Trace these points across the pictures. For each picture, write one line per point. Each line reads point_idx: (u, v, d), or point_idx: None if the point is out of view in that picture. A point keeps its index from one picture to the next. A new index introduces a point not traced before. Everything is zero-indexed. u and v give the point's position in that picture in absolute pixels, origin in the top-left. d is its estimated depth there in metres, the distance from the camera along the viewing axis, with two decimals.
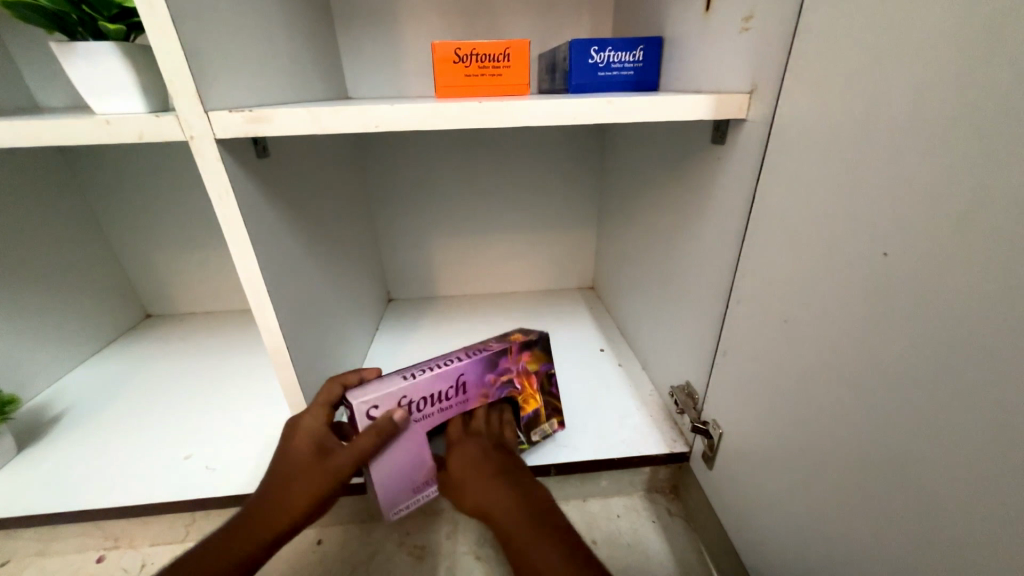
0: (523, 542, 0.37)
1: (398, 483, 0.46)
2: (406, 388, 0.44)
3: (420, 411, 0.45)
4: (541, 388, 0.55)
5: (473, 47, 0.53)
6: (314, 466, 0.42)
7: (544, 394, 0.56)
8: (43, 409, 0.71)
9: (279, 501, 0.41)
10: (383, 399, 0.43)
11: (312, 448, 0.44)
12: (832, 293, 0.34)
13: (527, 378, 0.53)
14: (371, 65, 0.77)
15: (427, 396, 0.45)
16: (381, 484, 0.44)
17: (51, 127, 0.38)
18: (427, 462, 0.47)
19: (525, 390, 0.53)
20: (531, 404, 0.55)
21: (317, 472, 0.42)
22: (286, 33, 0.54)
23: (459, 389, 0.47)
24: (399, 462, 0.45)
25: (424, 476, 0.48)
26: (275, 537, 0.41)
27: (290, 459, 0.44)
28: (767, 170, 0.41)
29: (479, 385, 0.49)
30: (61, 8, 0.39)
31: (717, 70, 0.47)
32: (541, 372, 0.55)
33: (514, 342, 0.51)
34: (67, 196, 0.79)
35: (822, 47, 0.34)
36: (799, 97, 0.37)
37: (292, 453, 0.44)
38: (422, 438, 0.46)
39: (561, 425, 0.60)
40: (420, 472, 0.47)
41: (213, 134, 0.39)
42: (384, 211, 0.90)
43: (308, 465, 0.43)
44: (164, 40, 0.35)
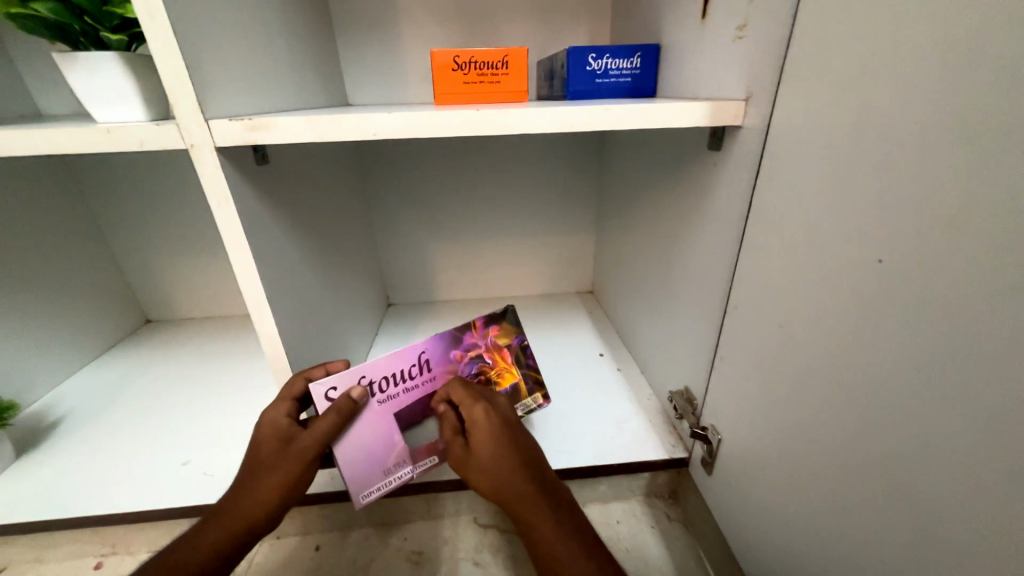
0: (545, 534, 0.37)
1: (366, 465, 0.46)
2: (365, 368, 0.46)
3: (383, 391, 0.48)
4: (515, 362, 0.57)
5: (472, 54, 0.53)
6: (278, 458, 0.42)
7: (521, 366, 0.57)
8: (42, 414, 0.72)
9: (246, 496, 0.41)
10: (345, 380, 0.46)
11: (276, 440, 0.43)
12: (828, 298, 0.34)
13: (497, 352, 0.56)
14: (371, 71, 0.77)
15: (389, 376, 0.48)
16: (348, 467, 0.45)
17: (53, 136, 0.38)
18: (397, 443, 0.48)
19: (497, 365, 0.56)
20: (507, 378, 0.56)
21: (282, 462, 0.42)
22: (286, 41, 0.55)
23: (423, 367, 0.50)
24: (366, 441, 0.46)
25: (393, 458, 0.48)
26: (247, 527, 0.41)
27: (254, 454, 0.43)
28: (762, 178, 0.42)
29: (443, 361, 0.52)
30: (63, 20, 0.40)
31: (713, 77, 0.48)
32: (513, 346, 0.57)
33: (478, 319, 0.55)
34: (68, 202, 0.79)
35: (816, 56, 0.34)
36: (794, 104, 0.37)
37: (255, 447, 0.43)
38: (388, 416, 0.48)
39: (548, 399, 0.58)
40: (390, 453, 0.48)
41: (213, 142, 0.39)
42: (383, 216, 0.90)
43: (273, 457, 0.42)
44: (164, 49, 0.35)
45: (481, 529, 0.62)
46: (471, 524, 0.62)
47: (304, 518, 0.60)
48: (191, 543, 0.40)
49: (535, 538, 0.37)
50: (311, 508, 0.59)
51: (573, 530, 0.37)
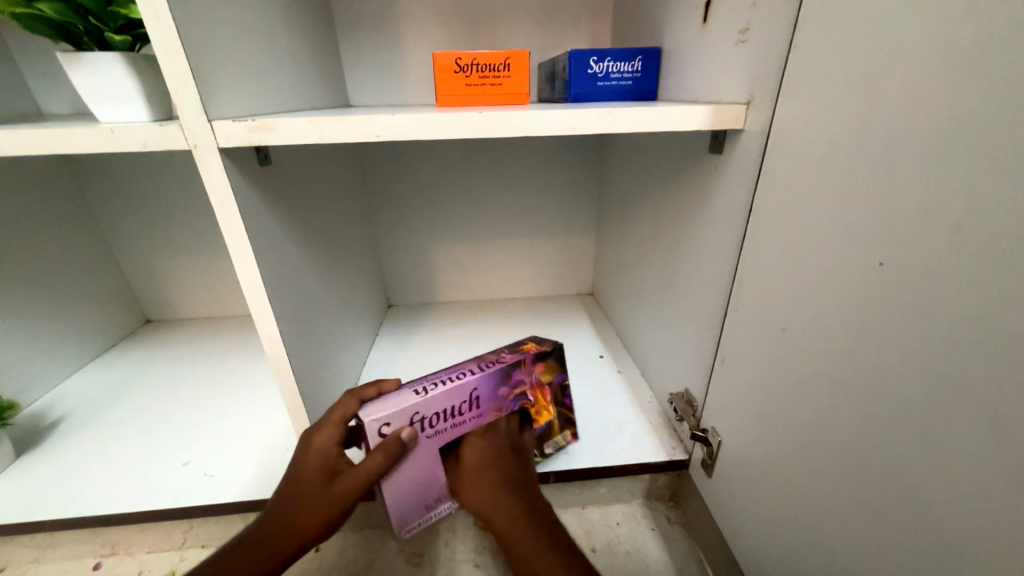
0: (524, 548, 0.39)
1: (410, 502, 0.45)
2: (418, 404, 0.41)
3: (432, 426, 0.43)
4: (553, 400, 0.54)
5: (474, 57, 0.54)
6: (322, 493, 0.41)
7: (557, 405, 0.55)
8: (42, 414, 0.71)
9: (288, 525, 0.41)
10: (394, 418, 0.41)
11: (321, 471, 0.42)
12: (829, 301, 0.35)
13: (540, 390, 0.51)
14: (372, 73, 0.77)
15: (440, 413, 0.43)
16: (394, 501, 0.44)
17: (55, 135, 0.38)
18: (441, 480, 0.46)
19: (538, 402, 0.51)
20: (543, 416, 0.53)
21: (327, 499, 0.41)
22: (289, 43, 0.55)
23: (473, 404, 0.45)
24: (410, 479, 0.44)
25: (436, 495, 0.47)
26: (282, 557, 0.41)
27: (299, 481, 0.42)
28: (763, 181, 0.42)
29: (492, 398, 0.46)
30: (67, 20, 0.40)
31: (714, 80, 0.48)
32: (554, 384, 0.53)
33: (527, 354, 0.49)
34: (69, 201, 0.79)
35: (817, 60, 0.35)
36: (795, 108, 0.37)
37: (301, 474, 0.43)
38: (433, 456, 0.44)
39: (575, 437, 0.60)
40: (434, 490, 0.46)
41: (216, 143, 0.39)
42: (384, 217, 0.90)
43: (318, 489, 0.41)
44: (169, 50, 0.35)
45: (482, 531, 0.62)
46: (472, 526, 0.62)
47: None
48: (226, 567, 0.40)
49: (515, 555, 0.39)
50: None
51: (551, 544, 0.38)
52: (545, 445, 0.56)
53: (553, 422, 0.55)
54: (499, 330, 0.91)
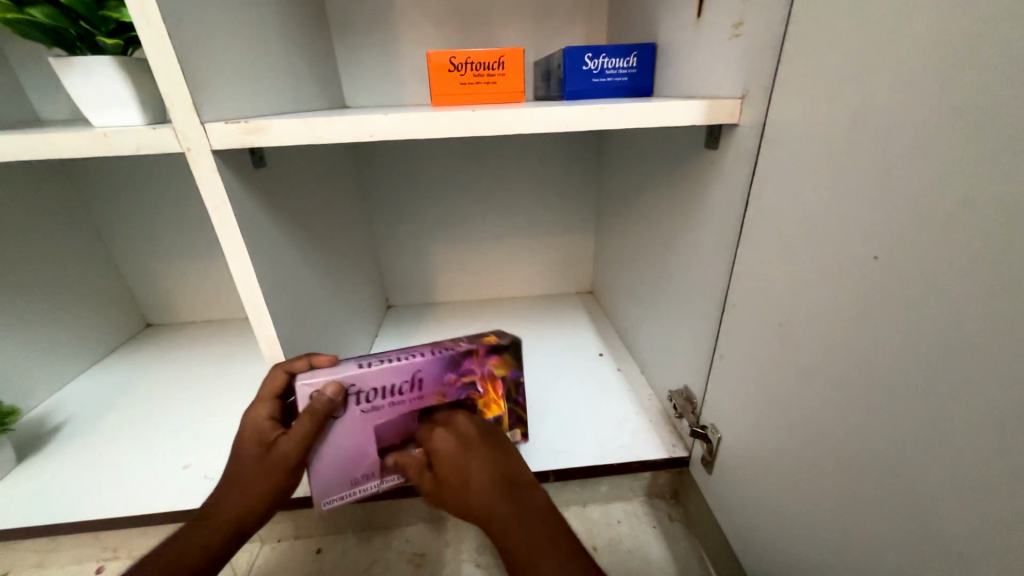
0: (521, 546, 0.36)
1: (336, 474, 0.46)
2: (354, 375, 0.44)
3: (369, 401, 0.45)
4: (506, 394, 0.51)
5: (468, 55, 0.53)
6: (264, 463, 0.43)
7: (510, 401, 0.52)
8: (43, 419, 0.72)
9: (241, 494, 0.43)
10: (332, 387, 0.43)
11: (259, 444, 0.44)
12: (827, 295, 0.34)
13: (492, 382, 0.49)
14: (368, 73, 0.77)
15: (378, 388, 0.45)
16: (321, 468, 0.45)
17: (50, 140, 0.38)
18: (369, 455, 0.47)
19: (487, 396, 0.49)
20: (493, 411, 0.51)
21: (269, 466, 0.43)
22: (283, 44, 0.55)
23: (413, 384, 0.46)
24: (342, 447, 0.45)
25: (364, 470, 0.47)
26: (238, 523, 0.43)
27: (241, 454, 0.44)
28: (759, 176, 0.42)
29: (435, 383, 0.46)
30: (59, 24, 0.40)
31: (709, 75, 0.48)
32: (509, 378, 0.50)
33: (483, 344, 0.47)
34: (67, 206, 0.79)
35: (810, 53, 0.34)
36: (790, 101, 0.37)
37: (242, 448, 0.45)
38: (368, 428, 0.45)
39: (525, 435, 0.56)
40: (361, 465, 0.47)
41: (209, 146, 0.39)
42: (382, 218, 0.90)
43: (258, 459, 0.43)
44: (160, 54, 0.35)
45: None
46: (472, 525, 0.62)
47: (305, 521, 0.60)
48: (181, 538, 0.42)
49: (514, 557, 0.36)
50: (312, 510, 0.59)
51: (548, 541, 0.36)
52: None
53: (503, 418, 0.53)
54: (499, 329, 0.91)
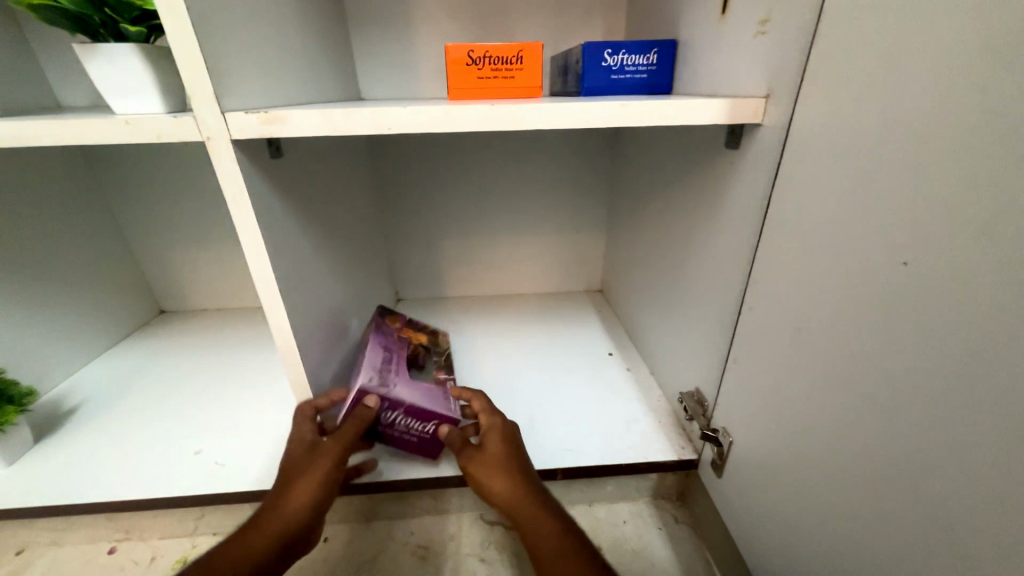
0: (541, 546, 0.41)
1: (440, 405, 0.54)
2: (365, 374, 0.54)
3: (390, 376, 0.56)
4: (415, 327, 0.74)
5: (486, 49, 0.53)
6: (306, 465, 0.47)
7: (419, 328, 0.75)
8: (59, 401, 0.73)
9: (287, 497, 0.45)
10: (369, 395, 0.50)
11: (301, 452, 0.48)
12: (847, 300, 0.33)
13: (403, 328, 0.71)
14: (384, 65, 0.77)
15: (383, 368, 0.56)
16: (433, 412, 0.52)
17: (72, 127, 0.39)
18: (437, 392, 0.57)
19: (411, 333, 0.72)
20: (422, 336, 0.73)
21: (310, 465, 0.47)
22: (301, 35, 0.55)
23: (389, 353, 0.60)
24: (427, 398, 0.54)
25: (445, 395, 0.57)
26: (286, 530, 0.44)
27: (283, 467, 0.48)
28: (781, 178, 0.41)
29: (390, 344, 0.63)
30: (84, 11, 0.40)
31: (731, 73, 0.47)
32: (404, 321, 0.74)
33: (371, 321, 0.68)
34: (85, 192, 0.80)
35: (839, 51, 0.33)
36: (816, 100, 0.36)
37: (286, 461, 0.48)
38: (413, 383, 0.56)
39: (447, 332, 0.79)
40: (441, 395, 0.56)
41: (228, 135, 0.39)
42: (395, 212, 0.90)
43: (300, 464, 0.47)
44: (182, 43, 0.35)
45: (487, 525, 0.62)
46: (477, 520, 0.62)
47: None
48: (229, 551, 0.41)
49: (535, 552, 0.41)
50: None
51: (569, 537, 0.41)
52: (445, 344, 0.75)
53: (430, 335, 0.75)
54: (509, 326, 0.91)
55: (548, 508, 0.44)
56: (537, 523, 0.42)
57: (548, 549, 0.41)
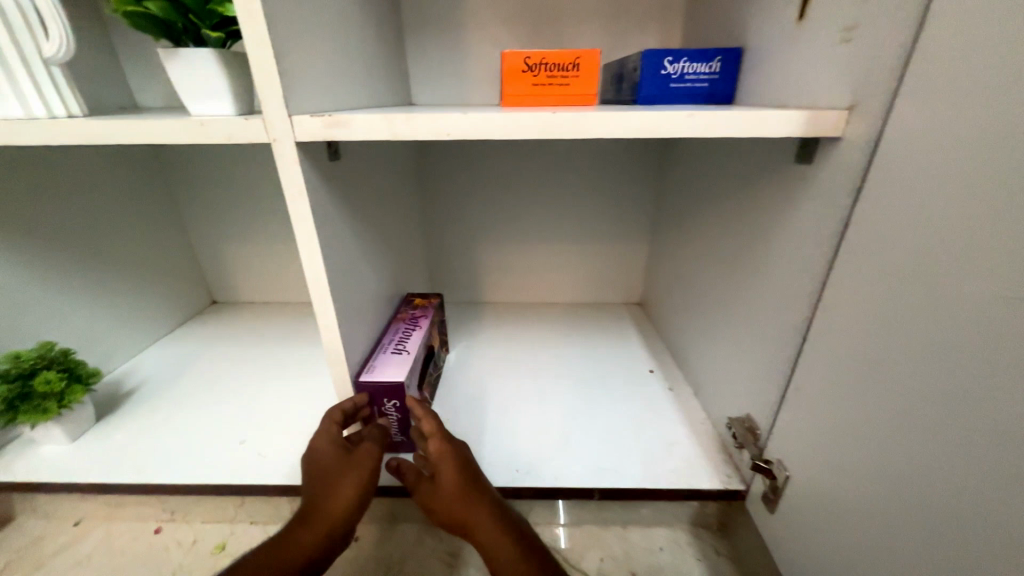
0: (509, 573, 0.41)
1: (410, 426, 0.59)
2: (394, 359, 0.58)
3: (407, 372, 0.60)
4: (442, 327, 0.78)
5: (543, 56, 0.52)
6: (346, 465, 0.48)
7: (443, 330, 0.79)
8: (119, 382, 0.77)
9: (330, 496, 0.46)
10: (392, 391, 0.55)
11: (337, 454, 0.49)
12: (942, 335, 0.30)
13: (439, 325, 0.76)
14: (437, 71, 0.78)
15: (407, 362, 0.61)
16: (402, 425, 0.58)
17: (149, 125, 0.40)
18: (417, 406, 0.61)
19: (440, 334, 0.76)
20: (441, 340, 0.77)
21: (351, 467, 0.48)
22: (361, 41, 0.56)
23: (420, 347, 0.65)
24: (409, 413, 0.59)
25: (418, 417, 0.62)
26: (332, 527, 0.45)
27: (318, 467, 0.48)
28: (863, 197, 0.38)
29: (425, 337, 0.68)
30: (169, 17, 0.41)
31: (807, 83, 0.44)
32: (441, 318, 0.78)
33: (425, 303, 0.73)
34: (153, 186, 0.85)
35: (941, 59, 0.30)
36: (912, 112, 0.33)
37: (319, 462, 0.49)
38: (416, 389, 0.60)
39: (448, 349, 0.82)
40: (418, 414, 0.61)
41: (293, 137, 0.40)
42: (438, 216, 0.91)
43: (340, 464, 0.48)
44: (258, 47, 0.36)
45: None
46: None
47: None
48: (281, 550, 0.42)
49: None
50: None
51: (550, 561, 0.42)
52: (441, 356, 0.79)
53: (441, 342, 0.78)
54: (545, 335, 0.89)
55: (510, 532, 0.43)
56: (496, 550, 0.42)
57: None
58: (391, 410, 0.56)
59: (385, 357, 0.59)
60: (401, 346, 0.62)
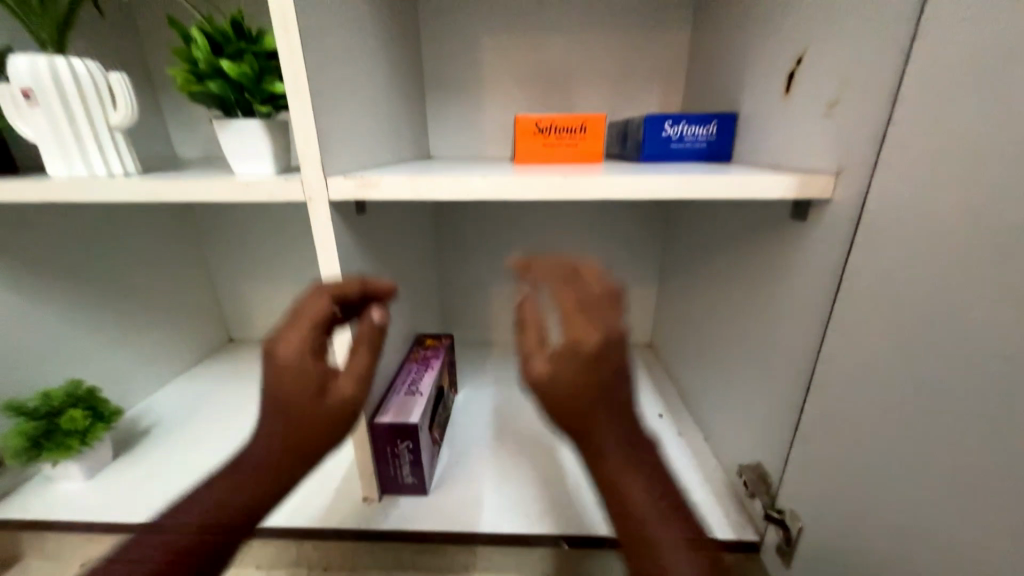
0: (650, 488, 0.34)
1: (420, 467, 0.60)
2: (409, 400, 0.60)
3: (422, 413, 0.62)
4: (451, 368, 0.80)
5: (552, 120, 0.57)
6: (312, 394, 0.40)
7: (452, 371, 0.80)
8: (135, 420, 0.79)
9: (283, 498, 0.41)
10: (403, 433, 0.56)
11: (299, 382, 0.39)
12: (937, 391, 0.31)
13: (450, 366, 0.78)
14: (453, 128, 0.84)
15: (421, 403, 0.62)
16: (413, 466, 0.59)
17: (196, 185, 0.44)
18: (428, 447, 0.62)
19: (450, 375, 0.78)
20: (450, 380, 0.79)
21: (313, 413, 0.40)
22: (388, 107, 0.62)
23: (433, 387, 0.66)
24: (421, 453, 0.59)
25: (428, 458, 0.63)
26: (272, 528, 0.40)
27: (279, 371, 0.39)
28: (854, 254, 0.40)
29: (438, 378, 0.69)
30: (226, 94, 0.45)
31: (796, 149, 0.47)
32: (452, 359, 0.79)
33: (438, 344, 0.75)
34: (183, 230, 0.90)
35: (912, 138, 0.34)
36: (890, 180, 0.35)
37: (281, 370, 0.40)
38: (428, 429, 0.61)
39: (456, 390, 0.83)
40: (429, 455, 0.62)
41: (326, 197, 0.44)
42: (451, 259, 0.95)
43: (308, 378, 0.40)
44: (302, 122, 0.41)
45: None
46: None
47: None
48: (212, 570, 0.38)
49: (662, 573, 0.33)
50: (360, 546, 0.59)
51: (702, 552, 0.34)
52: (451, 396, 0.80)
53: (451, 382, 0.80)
54: None
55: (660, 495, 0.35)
56: (652, 528, 0.34)
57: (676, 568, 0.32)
58: (403, 450, 0.58)
59: (398, 399, 0.61)
60: (413, 387, 0.64)
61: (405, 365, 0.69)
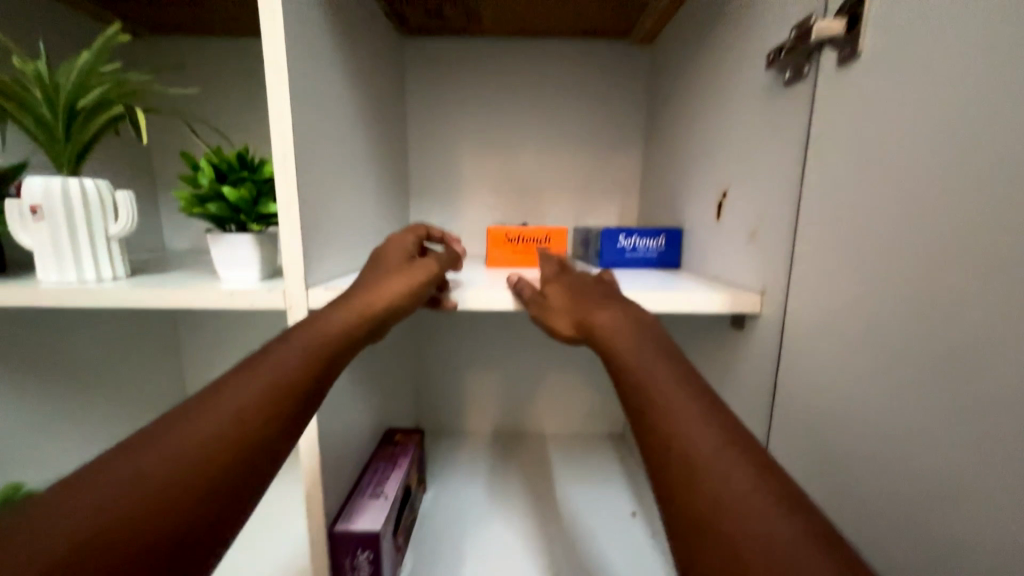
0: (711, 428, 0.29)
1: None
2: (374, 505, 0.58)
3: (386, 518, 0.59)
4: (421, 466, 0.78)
5: (520, 232, 0.64)
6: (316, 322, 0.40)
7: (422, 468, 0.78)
8: None
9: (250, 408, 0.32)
10: (363, 542, 0.53)
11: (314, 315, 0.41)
12: (865, 500, 0.33)
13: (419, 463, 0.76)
14: (434, 227, 0.91)
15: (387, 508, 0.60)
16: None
17: (182, 293, 0.47)
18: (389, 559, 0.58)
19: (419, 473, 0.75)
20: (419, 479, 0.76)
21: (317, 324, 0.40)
22: (373, 215, 0.68)
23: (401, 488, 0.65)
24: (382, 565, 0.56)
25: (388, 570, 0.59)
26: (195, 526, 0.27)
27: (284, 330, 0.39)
28: (784, 364, 0.44)
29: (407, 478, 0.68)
30: (224, 215, 0.50)
31: (729, 266, 0.54)
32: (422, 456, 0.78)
33: (409, 440, 0.74)
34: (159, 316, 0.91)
35: (812, 269, 0.40)
36: (801, 303, 0.41)
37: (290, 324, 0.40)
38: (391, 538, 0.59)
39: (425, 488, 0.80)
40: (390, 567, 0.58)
41: (306, 305, 0.48)
42: (426, 348, 0.97)
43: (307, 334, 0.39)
44: (289, 240, 0.46)
45: None
46: None
47: None
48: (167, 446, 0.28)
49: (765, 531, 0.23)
50: None
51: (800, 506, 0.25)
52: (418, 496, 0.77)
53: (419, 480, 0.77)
54: (528, 470, 0.88)
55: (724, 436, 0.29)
56: (722, 464, 0.27)
57: (780, 516, 0.24)
58: (362, 563, 0.54)
59: (361, 503, 0.59)
60: (378, 489, 0.62)
61: (371, 464, 0.67)
